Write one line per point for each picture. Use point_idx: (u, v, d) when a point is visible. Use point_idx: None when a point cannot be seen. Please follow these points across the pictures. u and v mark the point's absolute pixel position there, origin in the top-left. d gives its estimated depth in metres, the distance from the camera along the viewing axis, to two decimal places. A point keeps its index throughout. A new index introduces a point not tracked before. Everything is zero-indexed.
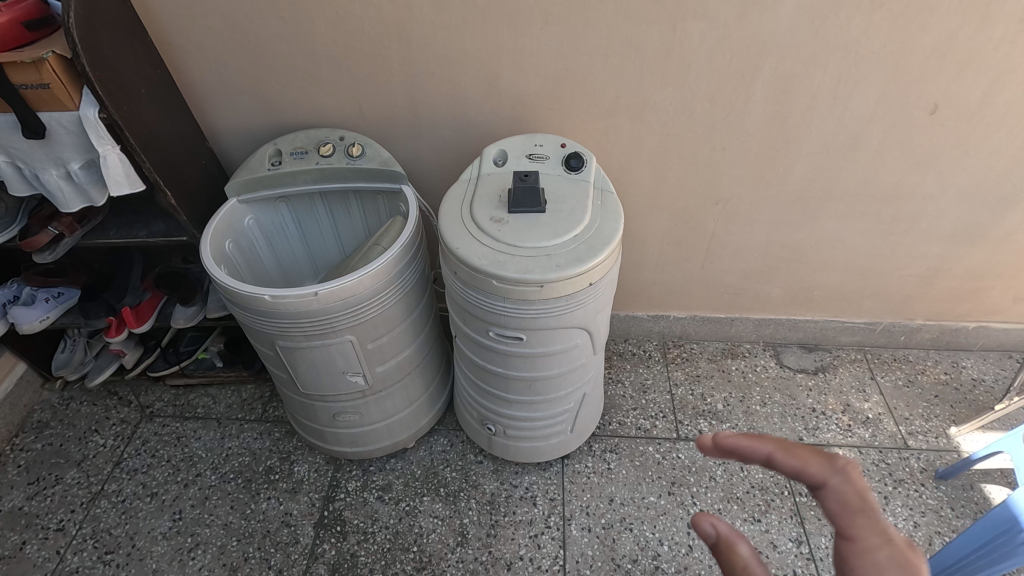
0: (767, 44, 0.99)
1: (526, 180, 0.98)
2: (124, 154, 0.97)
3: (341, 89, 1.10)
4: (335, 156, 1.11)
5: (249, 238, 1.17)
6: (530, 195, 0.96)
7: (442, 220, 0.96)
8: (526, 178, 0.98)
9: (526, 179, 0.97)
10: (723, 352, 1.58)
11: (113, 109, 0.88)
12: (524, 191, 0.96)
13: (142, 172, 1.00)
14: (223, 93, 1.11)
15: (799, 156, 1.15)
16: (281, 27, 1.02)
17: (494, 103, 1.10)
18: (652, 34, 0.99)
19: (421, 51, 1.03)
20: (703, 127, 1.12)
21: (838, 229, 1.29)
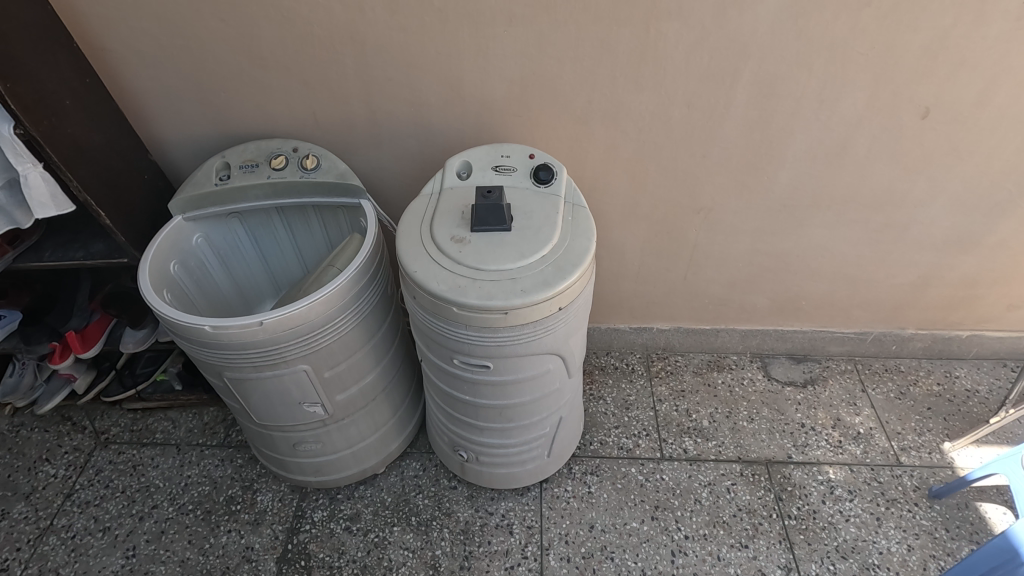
0: (748, 46, 0.92)
1: (490, 196, 0.89)
2: (49, 171, 0.88)
3: (292, 97, 1.02)
4: (288, 169, 1.03)
5: (199, 257, 1.08)
6: (494, 216, 0.88)
7: (400, 240, 0.89)
8: (491, 194, 0.89)
9: (489, 197, 0.88)
10: (709, 364, 1.51)
11: (28, 123, 0.80)
12: (488, 210, 0.88)
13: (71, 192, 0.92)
14: (164, 102, 1.03)
15: (784, 163, 1.08)
16: (222, 30, 0.93)
17: (459, 110, 1.02)
18: (624, 36, 0.91)
19: (375, 55, 0.95)
20: (682, 133, 1.04)
21: (827, 239, 1.22)
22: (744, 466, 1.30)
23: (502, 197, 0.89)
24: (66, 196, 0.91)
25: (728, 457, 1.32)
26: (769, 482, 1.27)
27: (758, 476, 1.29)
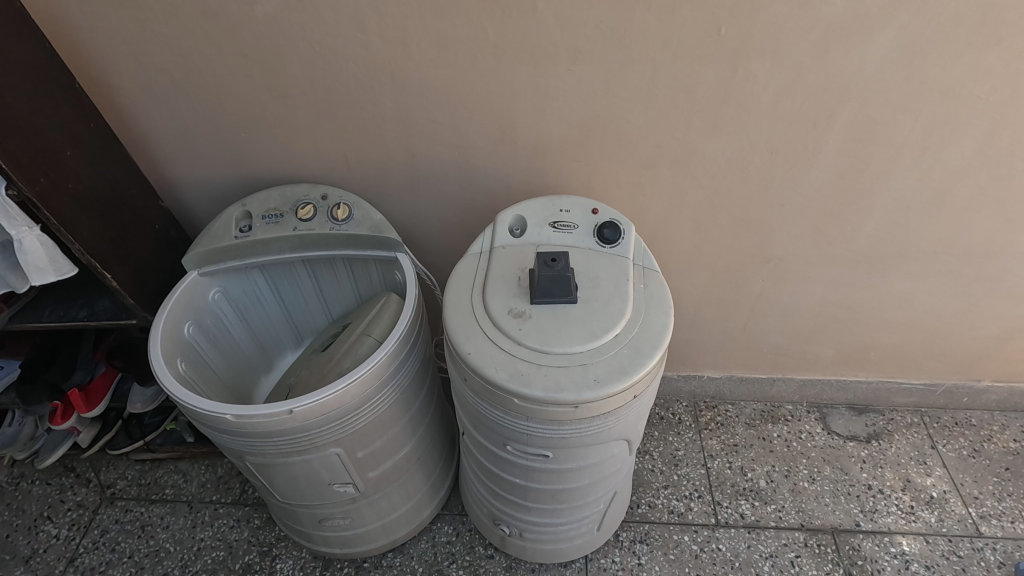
0: (849, 87, 0.79)
1: (555, 265, 0.76)
2: (48, 231, 0.78)
3: (321, 139, 0.90)
4: (316, 219, 0.91)
5: (216, 314, 0.97)
6: (559, 291, 0.76)
7: (449, 312, 0.77)
8: (555, 262, 0.76)
9: (553, 266, 0.76)
10: (762, 415, 1.40)
11: (22, 184, 0.69)
12: (552, 283, 0.76)
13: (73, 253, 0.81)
14: (178, 143, 0.91)
15: (872, 214, 0.96)
16: (245, 66, 0.81)
17: (509, 154, 0.90)
18: (706, 76, 0.79)
19: (418, 94, 0.83)
20: (760, 182, 0.92)
21: (908, 291, 1.10)
22: (808, 535, 1.19)
23: (568, 265, 0.76)
24: (66, 259, 0.80)
25: (789, 524, 1.20)
26: (837, 555, 1.16)
27: (825, 547, 1.17)
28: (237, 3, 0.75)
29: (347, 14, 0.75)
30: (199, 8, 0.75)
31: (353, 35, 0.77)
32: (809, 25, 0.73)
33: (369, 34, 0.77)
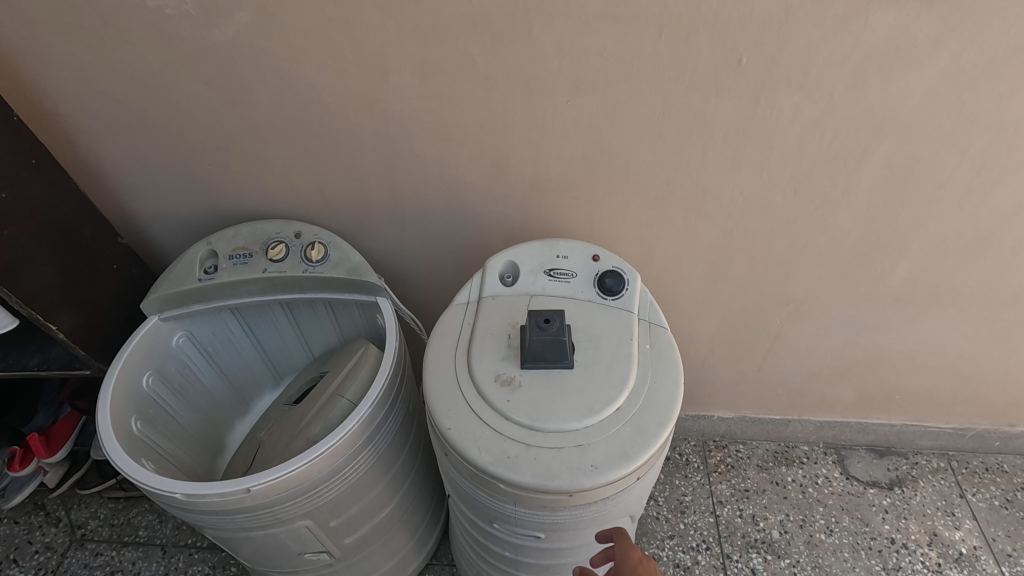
0: (889, 123, 0.69)
1: (549, 327, 0.67)
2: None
3: (295, 172, 0.82)
4: (288, 260, 0.83)
5: (181, 360, 0.89)
6: (554, 356, 0.67)
7: (430, 376, 0.68)
8: (549, 323, 0.68)
9: (546, 329, 0.67)
10: (776, 456, 1.30)
11: None
12: (546, 347, 0.67)
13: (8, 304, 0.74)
14: (139, 176, 0.83)
15: (906, 257, 0.86)
16: (207, 95, 0.73)
17: (502, 190, 0.81)
18: (724, 110, 0.70)
19: (400, 127, 0.75)
20: (782, 222, 0.82)
21: (942, 336, 1.00)
22: None
23: (564, 326, 0.68)
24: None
25: None
26: None
27: None
28: (193, 27, 0.66)
29: (316, 40, 0.66)
30: (151, 33, 0.67)
31: (324, 62, 0.68)
32: (845, 56, 0.63)
33: (342, 62, 0.68)
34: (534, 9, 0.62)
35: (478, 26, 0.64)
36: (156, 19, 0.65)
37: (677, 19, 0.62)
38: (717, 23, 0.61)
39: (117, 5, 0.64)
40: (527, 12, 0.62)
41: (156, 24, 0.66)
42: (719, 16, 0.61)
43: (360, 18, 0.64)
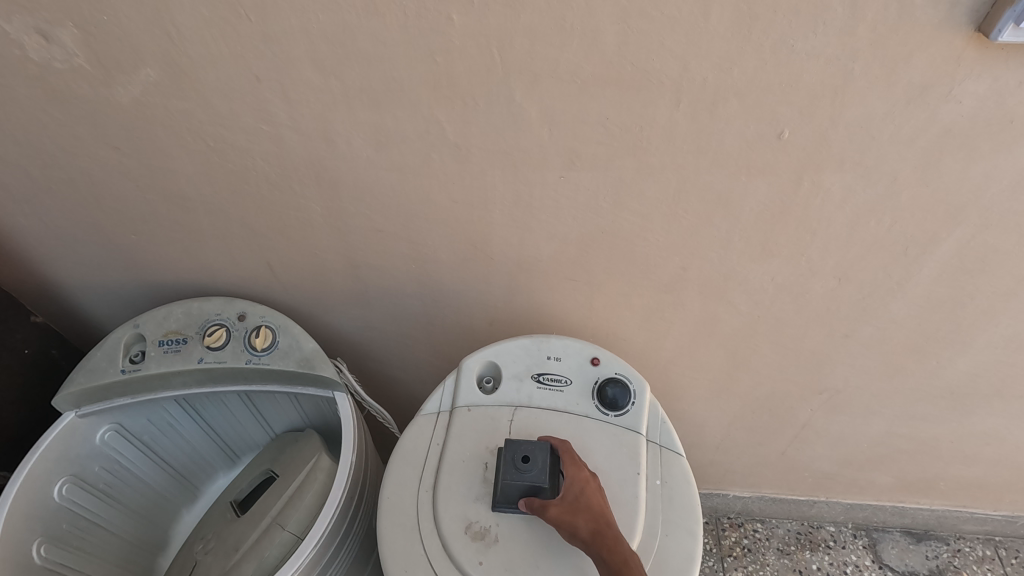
0: (965, 210, 0.55)
1: (527, 466, 0.53)
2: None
3: (236, 245, 0.69)
4: (228, 348, 0.70)
5: (108, 456, 0.76)
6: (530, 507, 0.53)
7: (384, 521, 0.55)
8: (529, 459, 0.54)
9: (524, 470, 0.53)
10: (799, 538, 1.15)
11: None
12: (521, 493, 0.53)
13: None
14: (54, 245, 0.71)
15: (969, 350, 0.71)
16: (119, 159, 0.60)
17: (482, 269, 0.68)
18: (757, 190, 0.55)
19: (355, 199, 0.61)
20: (821, 310, 0.68)
21: (1001, 428, 0.86)
22: None
23: (547, 467, 0.53)
24: None
25: None
26: None
27: None
28: (89, 84, 0.53)
29: (244, 102, 0.53)
30: (40, 90, 0.54)
31: (256, 127, 0.55)
32: (917, 131, 0.49)
33: (279, 127, 0.55)
34: (514, 68, 0.48)
35: (443, 88, 0.50)
36: (43, 74, 0.52)
37: (700, 84, 0.48)
38: (752, 89, 0.47)
39: None
40: (506, 72, 0.48)
41: (43, 80, 0.53)
42: (755, 81, 0.47)
43: (295, 76, 0.50)
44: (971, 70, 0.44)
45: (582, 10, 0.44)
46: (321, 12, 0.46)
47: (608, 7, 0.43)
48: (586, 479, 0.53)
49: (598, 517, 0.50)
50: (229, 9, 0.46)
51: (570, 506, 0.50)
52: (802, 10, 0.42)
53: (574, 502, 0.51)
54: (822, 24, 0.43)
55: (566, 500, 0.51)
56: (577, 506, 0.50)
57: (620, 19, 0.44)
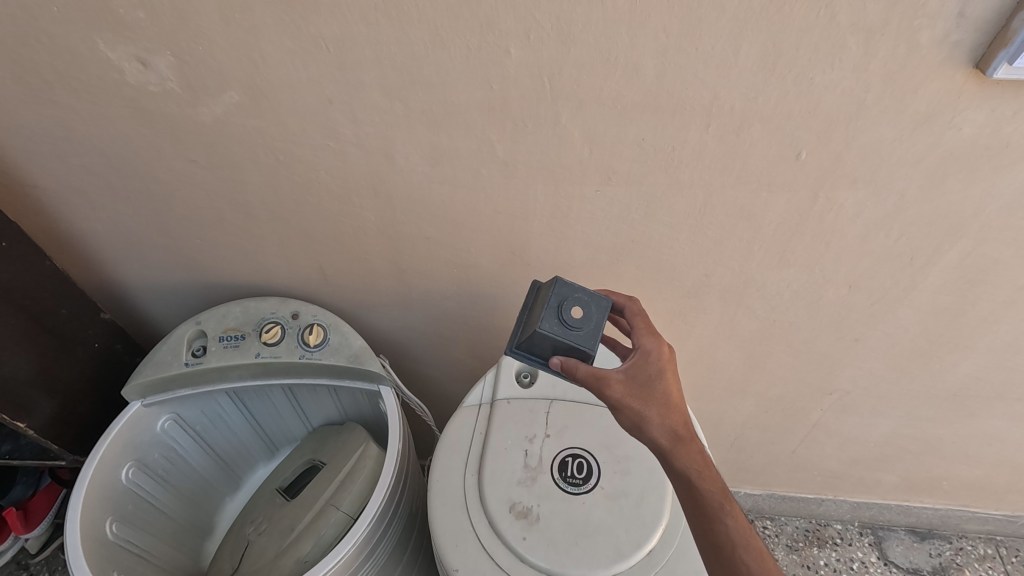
0: (966, 225, 0.60)
1: (575, 324, 0.53)
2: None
3: (293, 249, 0.74)
4: (283, 344, 0.76)
5: (166, 444, 0.82)
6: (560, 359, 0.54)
7: (435, 501, 0.60)
8: (579, 314, 0.53)
9: (569, 328, 0.53)
10: (808, 535, 1.20)
11: None
12: (556, 345, 0.53)
13: None
14: (124, 248, 0.77)
15: (971, 354, 0.77)
16: (194, 171, 0.66)
17: (519, 275, 0.74)
18: (776, 205, 0.61)
19: (407, 210, 0.67)
20: (833, 315, 0.73)
21: (1002, 429, 0.90)
22: None
23: (593, 330, 0.53)
24: None
25: None
26: None
27: None
28: (177, 104, 0.59)
29: (315, 122, 0.59)
30: (130, 109, 0.60)
31: (324, 144, 0.61)
32: (923, 154, 0.54)
33: (345, 144, 0.61)
34: (562, 95, 0.54)
35: (497, 111, 0.56)
36: (136, 95, 0.58)
37: (729, 111, 0.53)
38: (775, 116, 0.53)
39: (92, 80, 0.57)
40: (554, 97, 0.54)
41: (135, 100, 0.59)
42: (778, 108, 0.52)
43: (364, 100, 0.56)
44: (972, 101, 0.49)
45: (626, 46, 0.49)
46: (392, 45, 0.52)
47: (650, 44, 0.49)
48: (662, 364, 0.53)
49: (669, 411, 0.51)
50: (311, 41, 0.52)
51: (642, 393, 0.51)
52: (821, 48, 0.48)
53: (644, 386, 0.51)
54: (840, 60, 0.48)
55: (635, 381, 0.52)
56: (649, 392, 0.51)
57: (659, 54, 0.50)
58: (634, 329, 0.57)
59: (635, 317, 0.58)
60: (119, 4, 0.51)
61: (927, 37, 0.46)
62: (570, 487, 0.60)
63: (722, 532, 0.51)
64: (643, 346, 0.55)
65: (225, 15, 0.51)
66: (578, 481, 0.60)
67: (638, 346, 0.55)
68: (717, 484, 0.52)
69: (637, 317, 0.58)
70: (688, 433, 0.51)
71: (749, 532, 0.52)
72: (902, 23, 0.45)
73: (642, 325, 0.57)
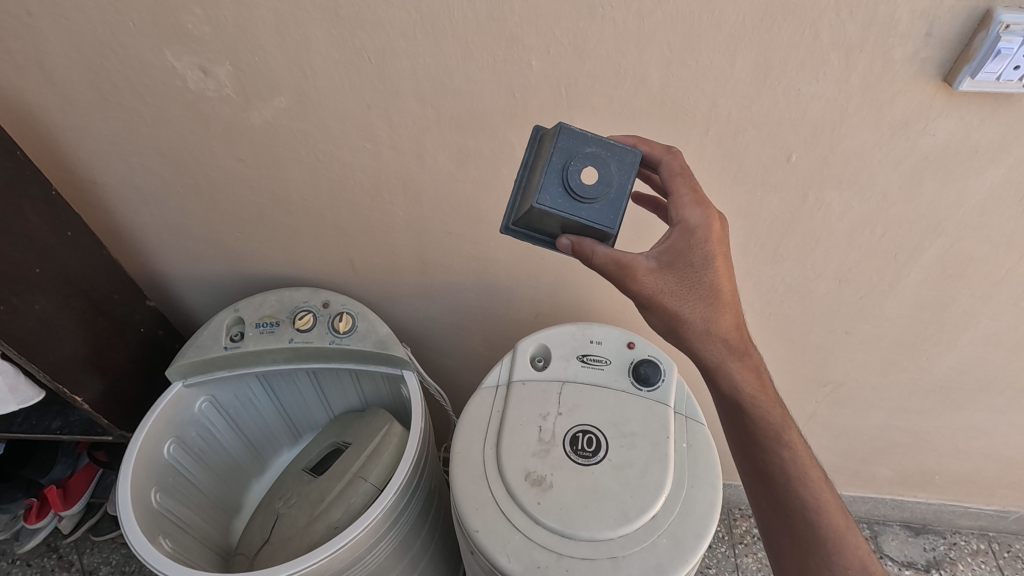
0: (944, 223, 0.66)
1: (588, 195, 0.52)
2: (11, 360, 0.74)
3: (326, 242, 0.81)
4: (315, 330, 0.82)
5: (202, 424, 0.87)
6: (571, 232, 0.55)
7: (458, 469, 0.66)
8: (592, 181, 0.52)
9: (583, 199, 0.52)
10: None
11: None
12: (569, 222, 0.53)
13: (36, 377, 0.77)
14: (171, 240, 0.84)
15: (954, 347, 0.82)
16: (241, 169, 0.72)
17: (533, 268, 0.80)
18: (769, 202, 0.67)
19: (433, 206, 0.74)
20: (823, 307, 0.79)
21: (988, 422, 0.95)
22: None
23: (608, 197, 0.52)
24: (30, 385, 0.77)
25: None
26: None
27: None
28: (230, 108, 0.66)
29: (354, 125, 0.66)
30: (188, 112, 0.67)
31: (361, 145, 0.68)
32: (901, 158, 0.60)
33: (380, 145, 0.67)
34: (577, 102, 0.60)
35: (518, 117, 0.62)
36: (195, 101, 0.65)
37: (725, 118, 0.60)
38: (768, 122, 0.59)
39: (156, 86, 0.64)
40: (570, 105, 0.61)
41: (194, 105, 0.66)
42: (769, 115, 0.59)
43: (399, 105, 0.63)
44: (942, 110, 0.55)
45: (635, 59, 0.56)
46: (427, 56, 0.58)
47: (655, 58, 0.56)
48: (706, 247, 0.52)
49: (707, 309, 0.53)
50: (356, 54, 0.59)
51: (679, 286, 0.52)
52: (806, 63, 0.54)
53: (681, 276, 0.52)
54: (824, 73, 0.55)
55: (669, 271, 0.52)
56: (687, 284, 0.52)
57: (664, 66, 0.56)
58: (676, 195, 0.53)
59: (675, 176, 0.54)
60: (188, 19, 0.58)
61: (899, 53, 0.52)
62: (581, 459, 0.65)
63: (779, 460, 0.62)
64: (684, 220, 0.53)
65: (280, 30, 0.58)
66: (588, 453, 0.66)
67: (678, 219, 0.53)
68: (778, 412, 0.61)
69: (679, 177, 0.54)
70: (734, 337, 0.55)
71: (805, 463, 0.62)
72: (877, 40, 0.52)
73: (686, 189, 0.54)
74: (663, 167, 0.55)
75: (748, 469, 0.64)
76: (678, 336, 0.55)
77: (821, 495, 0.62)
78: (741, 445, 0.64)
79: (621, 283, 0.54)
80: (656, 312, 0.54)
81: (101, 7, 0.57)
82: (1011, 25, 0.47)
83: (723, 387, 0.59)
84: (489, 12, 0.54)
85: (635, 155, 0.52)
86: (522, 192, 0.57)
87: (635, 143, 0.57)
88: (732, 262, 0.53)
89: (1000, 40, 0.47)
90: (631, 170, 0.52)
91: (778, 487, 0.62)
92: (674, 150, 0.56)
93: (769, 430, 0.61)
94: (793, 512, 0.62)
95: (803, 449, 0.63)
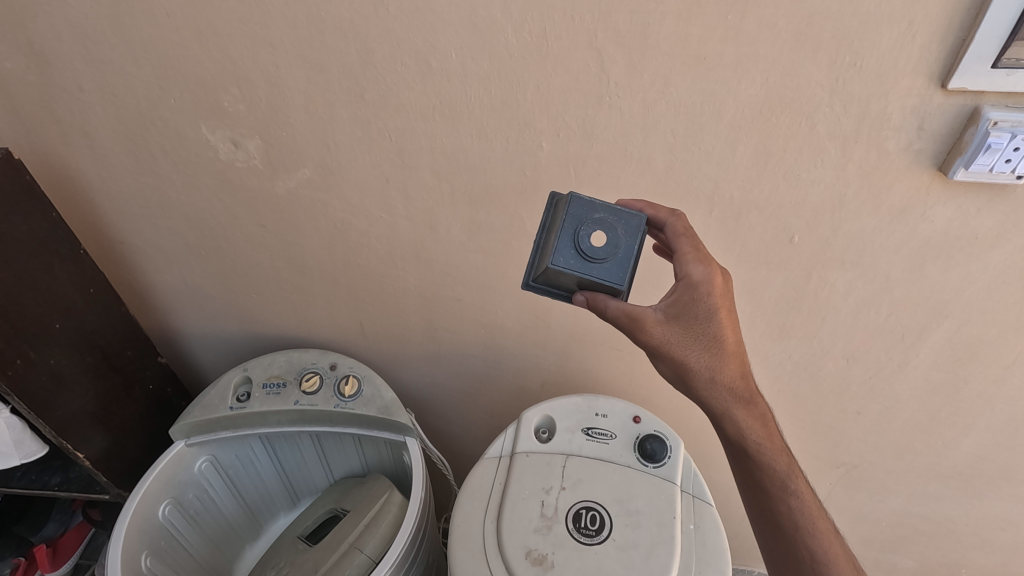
0: (950, 305, 0.66)
1: (603, 257, 0.53)
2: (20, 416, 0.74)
3: (338, 305, 0.83)
4: (320, 393, 0.82)
5: (201, 485, 0.86)
6: (586, 289, 0.56)
7: (457, 541, 0.64)
8: (606, 243, 0.53)
9: (597, 259, 0.53)
10: None
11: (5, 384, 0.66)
12: (586, 283, 0.54)
13: (40, 432, 0.78)
14: (189, 299, 0.86)
15: (969, 431, 0.80)
16: (262, 235, 0.76)
17: (541, 337, 0.81)
18: (773, 280, 0.68)
19: (444, 274, 0.76)
20: (832, 385, 0.79)
21: (1013, 514, 0.91)
22: None
23: (620, 258, 0.53)
24: (31, 440, 0.77)
25: None
26: None
27: None
28: (256, 178, 0.69)
29: (372, 197, 0.69)
30: (217, 181, 0.70)
31: (378, 216, 0.71)
32: (902, 241, 0.61)
33: (396, 216, 0.70)
34: (586, 180, 0.63)
35: (528, 192, 0.65)
36: (224, 170, 0.69)
37: (727, 201, 0.62)
38: (769, 204, 0.61)
39: (190, 156, 0.68)
40: (578, 183, 0.63)
41: (223, 174, 0.69)
42: (770, 199, 0.61)
43: (416, 179, 0.66)
44: (939, 198, 0.57)
45: (640, 144, 0.59)
46: (444, 136, 0.62)
47: (660, 143, 0.59)
48: (711, 300, 0.52)
49: (717, 358, 0.52)
50: (379, 133, 0.63)
51: (684, 336, 0.52)
52: (805, 152, 0.57)
53: (687, 326, 0.52)
54: (822, 161, 0.57)
55: (676, 322, 0.53)
56: (692, 334, 0.52)
57: (668, 151, 0.59)
58: (680, 253, 0.54)
59: (679, 236, 0.55)
60: (225, 98, 0.62)
61: (893, 145, 0.55)
62: (583, 538, 0.63)
63: (787, 511, 0.60)
64: (688, 275, 0.53)
65: (309, 109, 0.62)
66: (591, 532, 0.64)
67: (682, 274, 0.53)
68: (787, 466, 0.60)
69: (683, 236, 0.55)
70: (739, 386, 0.55)
71: (813, 513, 0.61)
72: (872, 133, 0.54)
73: (689, 248, 0.54)
74: (668, 229, 0.57)
75: (756, 519, 0.63)
76: (688, 386, 0.54)
77: (831, 550, 0.60)
78: (748, 495, 0.62)
79: (630, 334, 0.54)
80: (665, 362, 0.53)
81: (148, 86, 0.62)
82: (999, 122, 0.49)
83: (728, 441, 0.58)
84: (504, 98, 0.58)
85: (641, 219, 0.54)
86: (540, 251, 0.59)
87: (641, 207, 0.59)
88: (736, 315, 0.54)
89: (990, 136, 0.49)
90: (638, 233, 0.54)
91: (785, 538, 0.61)
92: (678, 213, 0.58)
93: (775, 480, 0.59)
94: (804, 565, 0.60)
95: (812, 502, 0.61)
